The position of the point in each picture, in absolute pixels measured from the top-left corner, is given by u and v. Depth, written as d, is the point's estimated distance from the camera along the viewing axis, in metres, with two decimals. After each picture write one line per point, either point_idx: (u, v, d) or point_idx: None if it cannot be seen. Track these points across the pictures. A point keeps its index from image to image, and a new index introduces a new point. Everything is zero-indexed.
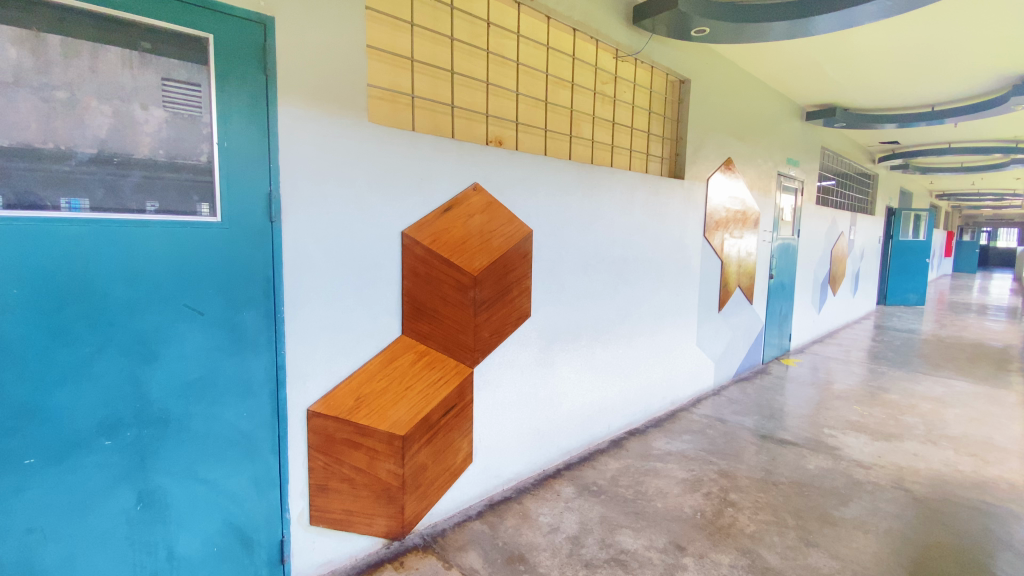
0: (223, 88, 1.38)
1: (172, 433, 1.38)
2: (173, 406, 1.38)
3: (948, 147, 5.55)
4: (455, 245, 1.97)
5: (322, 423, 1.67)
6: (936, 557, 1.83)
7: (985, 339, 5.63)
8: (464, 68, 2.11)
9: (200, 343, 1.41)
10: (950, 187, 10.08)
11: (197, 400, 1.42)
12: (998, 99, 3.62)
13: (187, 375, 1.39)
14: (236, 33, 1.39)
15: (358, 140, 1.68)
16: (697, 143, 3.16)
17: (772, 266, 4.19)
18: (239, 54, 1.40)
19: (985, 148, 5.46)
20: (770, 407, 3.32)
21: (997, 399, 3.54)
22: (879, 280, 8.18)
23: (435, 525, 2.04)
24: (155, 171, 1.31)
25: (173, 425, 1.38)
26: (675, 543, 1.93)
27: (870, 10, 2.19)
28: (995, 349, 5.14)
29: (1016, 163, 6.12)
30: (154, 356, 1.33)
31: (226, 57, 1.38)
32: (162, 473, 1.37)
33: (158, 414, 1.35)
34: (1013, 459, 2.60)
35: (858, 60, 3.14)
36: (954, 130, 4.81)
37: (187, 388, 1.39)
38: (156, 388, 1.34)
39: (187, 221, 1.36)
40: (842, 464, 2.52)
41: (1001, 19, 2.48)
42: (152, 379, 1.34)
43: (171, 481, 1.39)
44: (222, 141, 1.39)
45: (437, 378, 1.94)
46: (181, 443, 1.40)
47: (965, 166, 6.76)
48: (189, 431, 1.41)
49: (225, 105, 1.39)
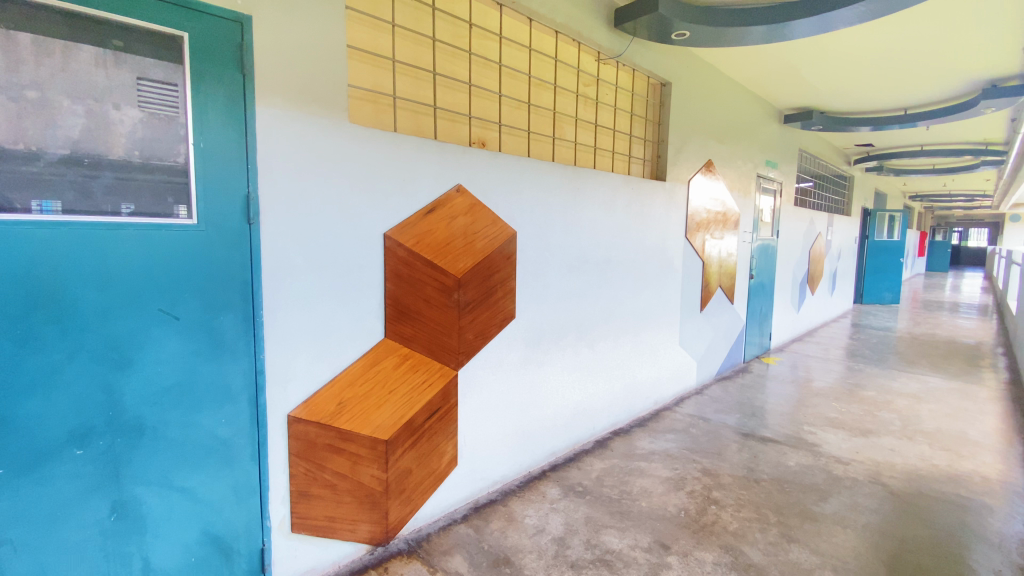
0: (199, 88, 1.36)
1: (147, 441, 1.34)
2: (148, 414, 1.34)
3: (920, 150, 5.71)
4: (439, 247, 1.96)
5: (303, 428, 1.64)
6: (913, 550, 1.87)
7: (957, 336, 5.79)
8: (446, 69, 2.11)
9: (176, 349, 1.38)
10: (922, 189, 10.37)
11: (174, 406, 1.38)
12: (968, 102, 3.73)
13: (163, 381, 1.36)
14: (213, 32, 1.37)
15: (340, 141, 1.66)
16: (678, 145, 3.20)
17: (752, 266, 4.26)
18: (216, 54, 1.38)
19: (954, 150, 5.62)
20: (752, 405, 3.37)
21: (970, 394, 3.65)
22: (856, 279, 8.38)
23: (419, 530, 2.02)
24: (129, 172, 1.28)
25: (148, 433, 1.34)
26: (659, 542, 1.94)
27: (846, 15, 2.24)
28: (967, 346, 5.29)
29: (985, 164, 6.31)
30: (128, 362, 1.30)
31: (202, 56, 1.35)
32: (137, 483, 1.34)
33: (132, 422, 1.32)
34: (986, 452, 2.68)
35: (834, 65, 3.21)
36: (926, 133, 4.95)
37: (163, 395, 1.36)
38: (130, 396, 1.31)
39: (162, 223, 1.33)
40: (822, 461, 2.57)
41: (978, 23, 2.54)
42: (127, 386, 1.30)
43: (147, 490, 1.35)
44: (198, 142, 1.37)
45: (421, 382, 1.92)
46: (156, 451, 1.36)
47: (936, 168, 6.95)
48: (165, 439, 1.38)
49: (201, 105, 1.36)
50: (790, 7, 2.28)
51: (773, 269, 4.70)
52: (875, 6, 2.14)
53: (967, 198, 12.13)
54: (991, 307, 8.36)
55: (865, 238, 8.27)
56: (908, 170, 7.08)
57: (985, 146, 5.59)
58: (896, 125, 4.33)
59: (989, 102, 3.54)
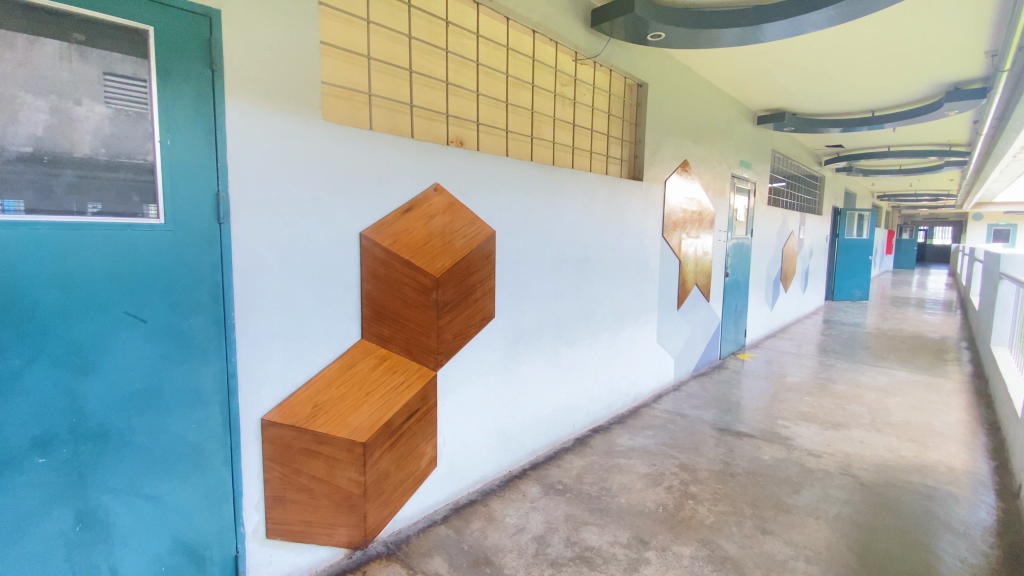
0: (167, 84, 1.32)
1: (114, 448, 1.30)
2: (114, 420, 1.30)
3: (887, 151, 5.89)
4: (416, 246, 1.94)
5: (277, 432, 1.61)
6: (882, 539, 1.93)
7: (923, 332, 5.99)
8: (423, 67, 2.09)
9: (143, 352, 1.33)
10: (890, 189, 10.70)
11: (141, 412, 1.34)
12: (933, 105, 3.85)
13: (129, 385, 1.31)
14: (180, 26, 1.33)
15: (314, 140, 1.63)
16: (654, 145, 3.24)
17: (727, 264, 4.33)
18: (183, 49, 1.34)
19: (919, 151, 5.81)
20: (727, 401, 3.43)
21: (935, 387, 3.78)
22: (828, 277, 8.60)
23: (398, 532, 2.00)
24: (91, 171, 1.24)
25: (114, 440, 1.30)
26: (638, 537, 1.97)
27: (816, 19, 2.29)
28: (932, 341, 5.47)
29: (947, 164, 6.52)
30: (92, 367, 1.25)
31: (168, 51, 1.32)
32: (104, 491, 1.29)
33: (97, 429, 1.27)
34: (950, 443, 2.78)
35: (806, 67, 3.29)
36: (892, 134, 5.11)
37: (129, 400, 1.32)
38: (94, 401, 1.26)
39: (129, 223, 1.29)
40: (795, 454, 2.63)
41: (942, 27, 2.62)
42: (91, 391, 1.26)
43: (114, 499, 1.31)
44: (165, 140, 1.33)
45: (399, 383, 1.91)
46: (124, 458, 1.32)
47: (902, 168, 7.19)
48: (132, 446, 1.33)
49: (169, 102, 1.33)
50: (762, 11, 2.33)
51: (747, 267, 4.78)
52: (844, 10, 2.19)
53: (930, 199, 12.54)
54: (954, 304, 8.66)
55: (836, 237, 8.50)
56: (876, 170, 7.30)
57: (948, 147, 5.77)
58: (864, 126, 4.45)
59: (952, 104, 3.66)
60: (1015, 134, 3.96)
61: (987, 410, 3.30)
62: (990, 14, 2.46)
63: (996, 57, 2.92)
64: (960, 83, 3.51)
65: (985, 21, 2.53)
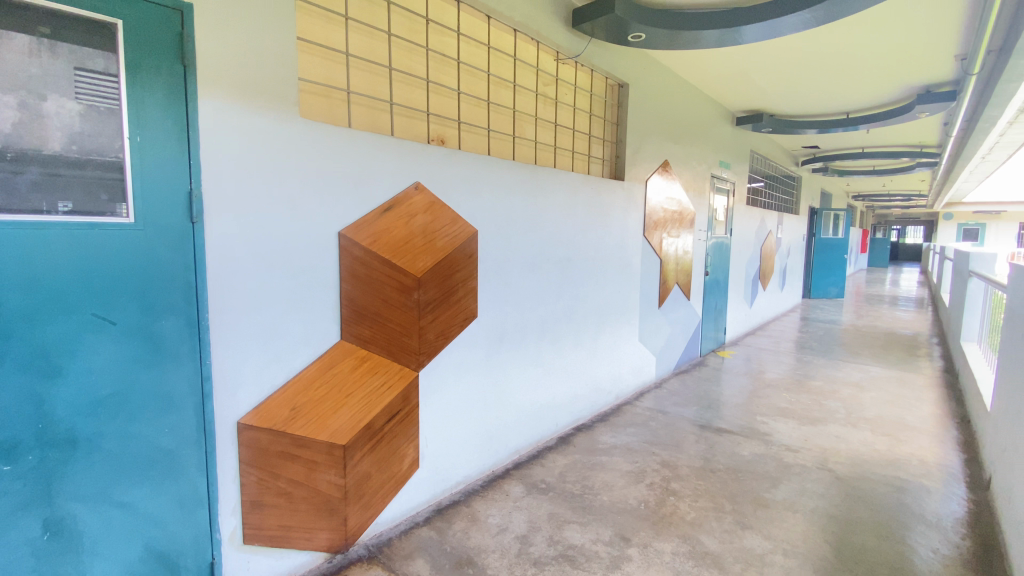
0: (137, 80, 1.29)
1: (83, 454, 1.26)
2: (82, 426, 1.26)
3: (861, 152, 6.04)
4: (397, 245, 1.92)
5: (254, 435, 1.58)
6: (858, 531, 1.98)
7: (896, 328, 6.16)
8: (403, 64, 2.07)
9: (113, 356, 1.29)
10: (864, 190, 10.97)
11: (110, 417, 1.30)
12: (905, 107, 3.96)
13: (98, 390, 1.27)
14: (150, 20, 1.29)
15: (291, 137, 1.60)
16: (635, 145, 3.27)
17: (707, 263, 4.39)
18: (154, 43, 1.30)
19: (891, 153, 5.97)
20: (708, 398, 3.48)
21: (907, 382, 3.89)
22: (805, 275, 8.78)
23: (380, 535, 1.98)
24: (58, 168, 1.20)
25: (83, 446, 1.26)
26: (620, 535, 1.98)
27: (792, 22, 2.33)
28: (904, 337, 5.63)
29: (919, 165, 6.71)
30: (58, 371, 1.21)
31: (139, 45, 1.28)
32: (73, 499, 1.25)
33: (64, 435, 1.23)
34: (922, 436, 2.87)
35: (783, 69, 3.36)
36: (865, 135, 5.24)
37: (97, 405, 1.28)
38: (60, 407, 1.22)
39: (98, 222, 1.25)
40: (773, 449, 2.68)
41: (914, 31, 2.70)
42: (58, 396, 1.21)
43: (83, 506, 1.27)
44: (135, 136, 1.30)
45: (380, 384, 1.89)
46: (93, 465, 1.28)
47: (875, 169, 7.38)
48: (102, 452, 1.29)
49: (139, 98, 1.29)
50: (740, 13, 2.37)
51: (726, 266, 4.85)
52: (819, 13, 2.24)
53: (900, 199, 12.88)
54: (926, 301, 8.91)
55: (813, 235, 8.68)
56: (850, 171, 7.48)
57: (918, 148, 5.94)
58: (839, 128, 4.55)
59: (923, 107, 3.77)
60: (981, 136, 4.09)
61: (957, 404, 3.40)
62: (960, 20, 2.55)
63: (964, 61, 3.01)
64: (931, 86, 3.62)
65: (954, 26, 2.62)
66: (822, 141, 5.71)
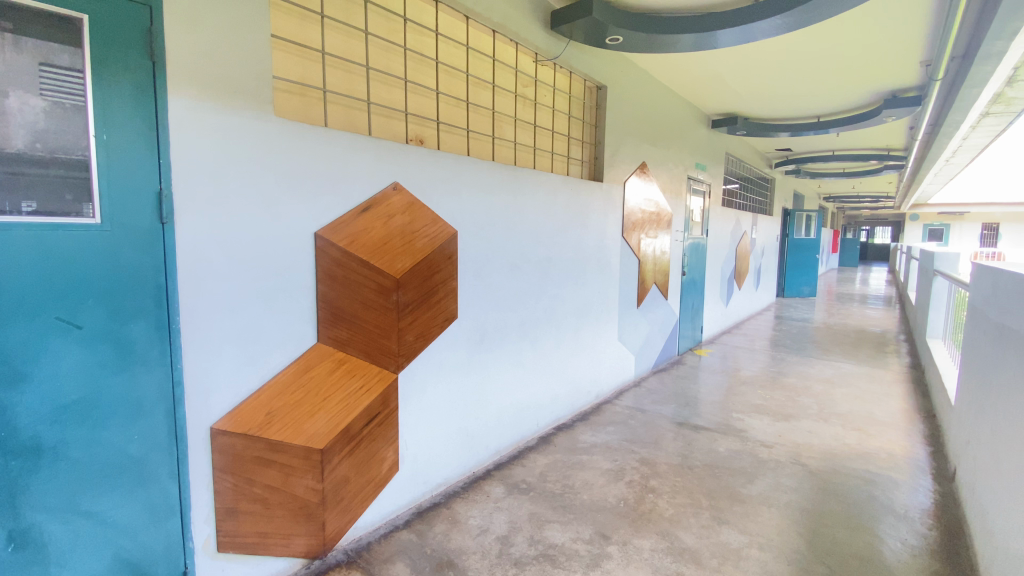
0: (103, 76, 1.25)
1: (48, 463, 1.22)
2: (47, 433, 1.21)
3: (831, 155, 6.21)
4: (375, 246, 1.90)
5: (228, 441, 1.54)
6: (830, 524, 2.04)
7: (865, 326, 6.34)
8: (381, 64, 2.05)
9: (79, 361, 1.25)
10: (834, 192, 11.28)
11: (77, 424, 1.26)
12: (872, 112, 4.09)
13: (63, 396, 1.23)
14: (116, 14, 1.26)
15: (266, 136, 1.57)
16: (614, 147, 3.30)
17: (683, 263, 4.45)
18: (121, 39, 1.27)
19: (859, 156, 6.15)
20: (685, 396, 3.53)
21: (876, 378, 4.02)
22: (779, 274, 8.99)
23: (359, 539, 1.96)
24: (20, 167, 1.16)
25: (48, 454, 1.22)
26: (600, 532, 1.99)
27: (765, 27, 2.39)
28: (874, 334, 5.80)
29: (887, 168, 6.95)
30: (21, 378, 1.17)
31: (105, 41, 1.25)
32: (37, 509, 1.21)
33: (28, 443, 1.19)
34: (890, 430, 2.96)
35: (757, 73, 3.43)
36: (836, 139, 5.39)
37: (63, 412, 1.23)
38: (24, 414, 1.18)
39: (63, 223, 1.21)
40: (748, 445, 2.74)
41: (882, 37, 2.78)
42: (21, 403, 1.17)
43: (49, 516, 1.23)
44: (100, 134, 1.26)
45: (359, 387, 1.86)
46: (59, 474, 1.24)
47: (845, 171, 7.59)
48: (68, 460, 1.25)
49: (105, 94, 1.26)
50: (714, 18, 2.42)
51: (702, 266, 4.93)
52: (790, 19, 2.29)
53: (871, 200, 13.27)
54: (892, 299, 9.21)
55: (786, 236, 8.89)
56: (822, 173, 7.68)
57: (885, 151, 6.14)
58: (810, 131, 4.68)
59: (891, 111, 3.90)
60: (944, 140, 4.24)
61: (923, 399, 3.53)
62: (925, 27, 2.64)
63: (929, 67, 3.12)
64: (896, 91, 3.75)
65: (919, 33, 2.71)
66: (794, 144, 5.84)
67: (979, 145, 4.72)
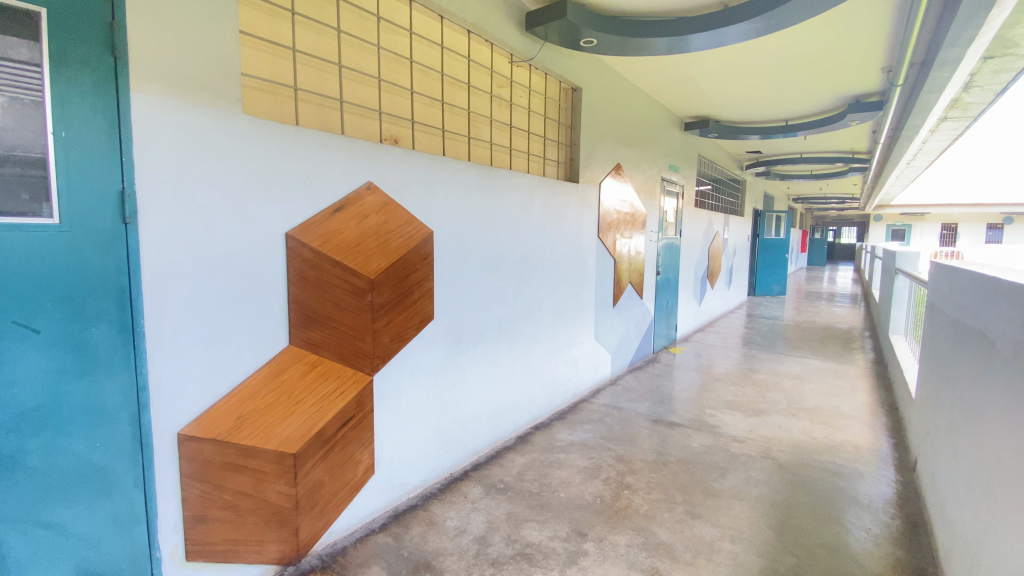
0: (61, 72, 1.20)
1: (4, 473, 1.17)
2: (3, 443, 1.16)
3: (798, 158, 6.40)
4: (349, 247, 1.87)
5: (196, 447, 1.50)
6: (798, 515, 2.10)
7: (832, 323, 6.54)
8: (354, 62, 2.02)
9: (36, 367, 1.20)
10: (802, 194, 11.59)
11: (35, 432, 1.21)
12: (837, 116, 4.22)
13: (20, 404, 1.18)
14: (76, 8, 1.21)
15: (236, 135, 1.53)
16: (589, 148, 3.33)
17: (658, 262, 4.52)
18: (81, 34, 1.22)
19: (826, 158, 6.35)
20: (660, 393, 3.59)
21: (842, 373, 4.15)
22: (750, 274, 9.20)
23: (334, 544, 1.93)
24: None
25: (4, 464, 1.16)
26: (576, 530, 2.01)
27: (734, 32, 2.44)
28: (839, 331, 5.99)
29: (852, 170, 7.18)
30: None
31: (64, 36, 1.20)
32: None
33: None
34: (855, 424, 3.07)
35: (727, 76, 3.49)
36: (804, 142, 5.55)
37: (21, 420, 1.18)
38: None
39: (19, 223, 1.16)
40: (721, 441, 2.80)
41: (847, 42, 2.86)
42: None
43: (5, 529, 1.17)
44: (59, 132, 1.21)
45: (333, 390, 1.84)
46: (17, 483, 1.18)
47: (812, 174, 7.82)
48: (26, 470, 1.20)
49: (64, 90, 1.21)
50: (684, 22, 2.46)
51: (676, 266, 5.01)
52: (758, 25, 2.35)
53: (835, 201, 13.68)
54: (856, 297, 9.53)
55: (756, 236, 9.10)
56: (790, 175, 7.90)
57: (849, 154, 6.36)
58: (780, 134, 4.81)
59: (854, 115, 4.03)
60: (905, 143, 4.40)
61: (887, 394, 3.65)
62: (887, 33, 2.73)
63: (889, 73, 3.23)
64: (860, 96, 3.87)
65: (882, 39, 2.80)
66: (763, 146, 5.99)
67: (938, 148, 4.90)
